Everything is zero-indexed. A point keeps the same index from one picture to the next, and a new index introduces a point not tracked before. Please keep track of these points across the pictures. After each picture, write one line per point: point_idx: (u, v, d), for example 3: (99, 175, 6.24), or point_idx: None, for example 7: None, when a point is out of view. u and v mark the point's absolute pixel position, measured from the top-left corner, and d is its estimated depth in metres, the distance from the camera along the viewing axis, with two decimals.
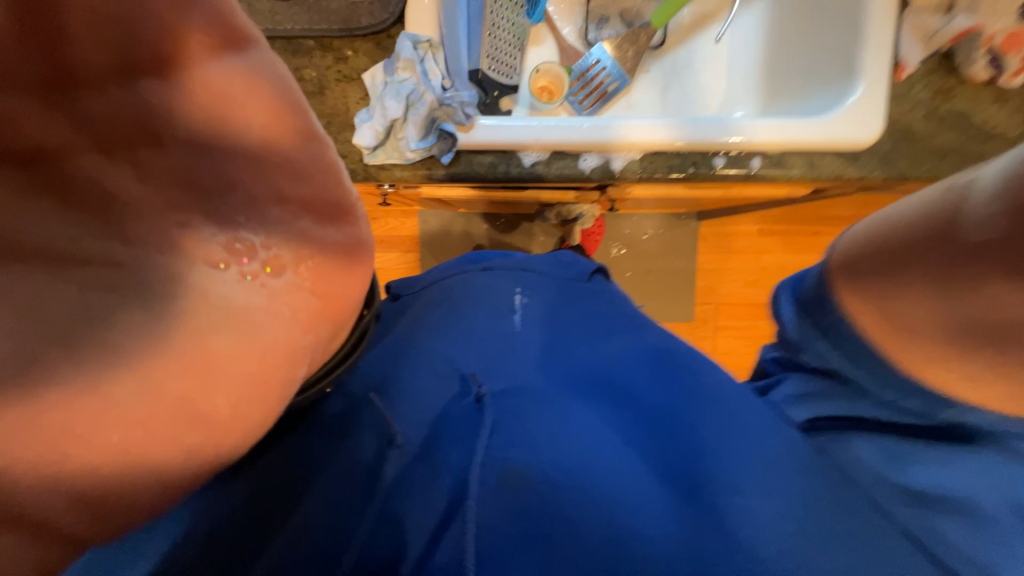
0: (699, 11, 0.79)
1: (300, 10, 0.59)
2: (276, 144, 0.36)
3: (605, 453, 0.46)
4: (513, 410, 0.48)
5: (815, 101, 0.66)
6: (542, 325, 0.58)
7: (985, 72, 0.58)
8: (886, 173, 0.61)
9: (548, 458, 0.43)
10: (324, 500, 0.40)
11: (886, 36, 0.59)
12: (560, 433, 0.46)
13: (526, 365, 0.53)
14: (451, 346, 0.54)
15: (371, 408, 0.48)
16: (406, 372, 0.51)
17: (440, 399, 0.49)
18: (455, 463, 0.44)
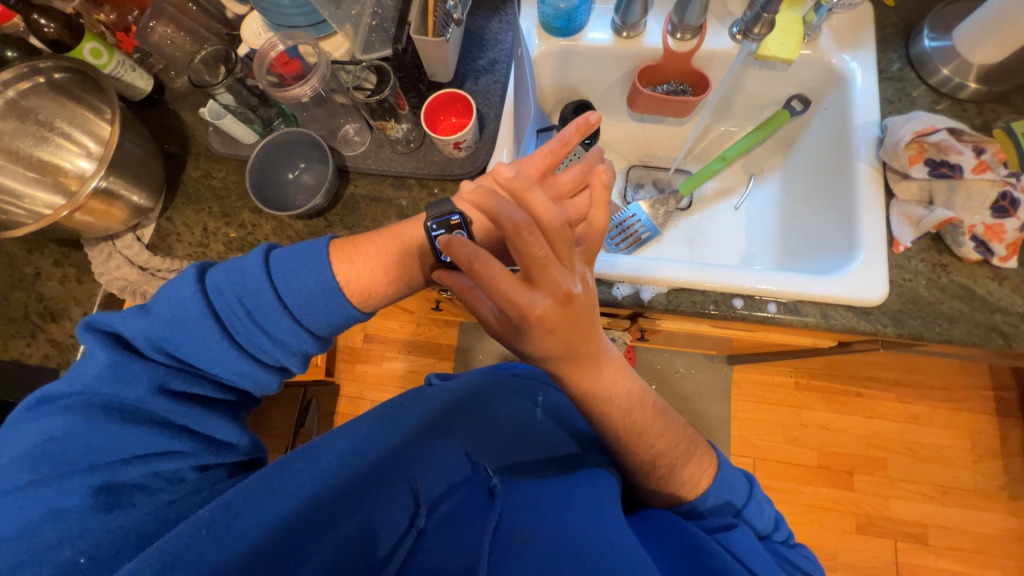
0: (719, 186, 0.97)
1: (411, 159, 0.80)
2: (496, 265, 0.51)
3: (571, 535, 0.52)
4: (516, 498, 0.56)
5: (824, 262, 0.75)
6: (549, 429, 0.66)
7: (975, 253, 0.66)
8: (898, 330, 0.67)
9: (544, 549, 0.51)
10: (353, 553, 0.48)
11: (878, 218, 0.70)
12: (550, 520, 0.54)
13: (526, 466, 0.61)
14: (472, 433, 0.61)
15: (399, 475, 0.55)
16: (428, 454, 0.57)
17: (453, 482, 0.57)
18: (464, 541, 0.52)
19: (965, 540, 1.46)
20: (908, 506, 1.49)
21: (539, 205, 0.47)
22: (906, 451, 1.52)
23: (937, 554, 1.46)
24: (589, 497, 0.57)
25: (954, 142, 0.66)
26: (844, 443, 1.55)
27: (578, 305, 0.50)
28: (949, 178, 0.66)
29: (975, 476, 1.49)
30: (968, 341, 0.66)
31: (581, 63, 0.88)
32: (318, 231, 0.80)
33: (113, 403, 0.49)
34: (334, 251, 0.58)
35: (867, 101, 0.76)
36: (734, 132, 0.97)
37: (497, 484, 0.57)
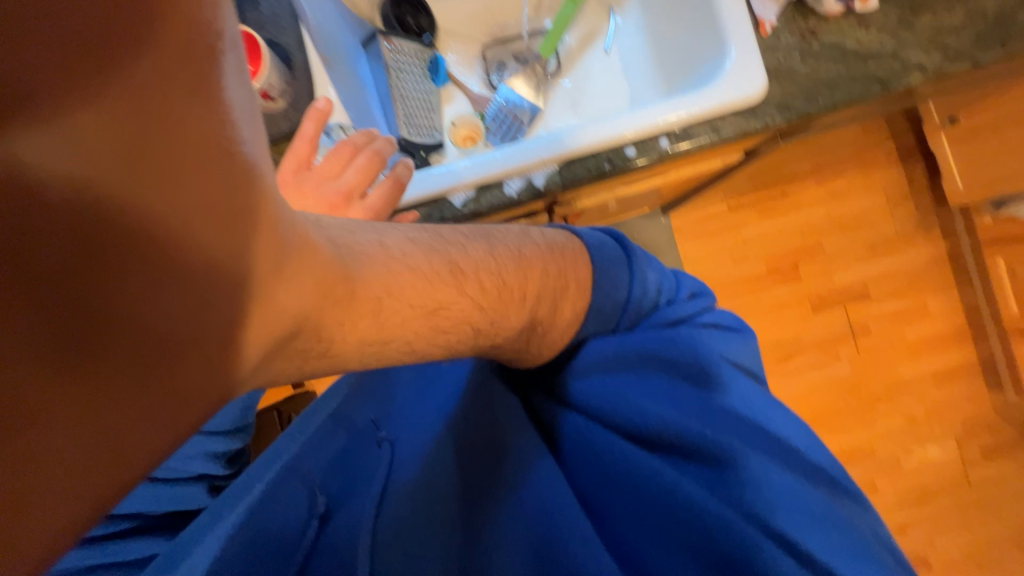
0: (582, 34, 0.87)
1: None
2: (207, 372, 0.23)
3: (450, 484, 0.49)
4: (406, 455, 0.52)
5: (702, 75, 0.70)
6: (435, 372, 0.61)
7: (837, 5, 0.63)
8: (787, 116, 0.65)
9: (423, 494, 0.48)
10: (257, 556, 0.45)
11: (738, 6, 0.65)
12: (425, 473, 0.50)
13: (417, 424, 0.56)
14: (361, 406, 0.59)
15: (287, 477, 0.51)
16: (311, 444, 0.54)
17: (341, 460, 0.54)
18: (354, 515, 0.48)
19: (898, 281, 1.65)
20: (848, 274, 1.65)
21: None
22: (835, 228, 1.64)
23: (879, 303, 1.65)
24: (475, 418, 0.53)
25: None
26: (784, 242, 1.65)
27: (282, 254, 0.23)
28: None
29: (894, 224, 1.64)
30: (852, 101, 0.64)
31: None
32: None
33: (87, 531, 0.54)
34: None
35: None
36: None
37: (383, 435, 0.55)
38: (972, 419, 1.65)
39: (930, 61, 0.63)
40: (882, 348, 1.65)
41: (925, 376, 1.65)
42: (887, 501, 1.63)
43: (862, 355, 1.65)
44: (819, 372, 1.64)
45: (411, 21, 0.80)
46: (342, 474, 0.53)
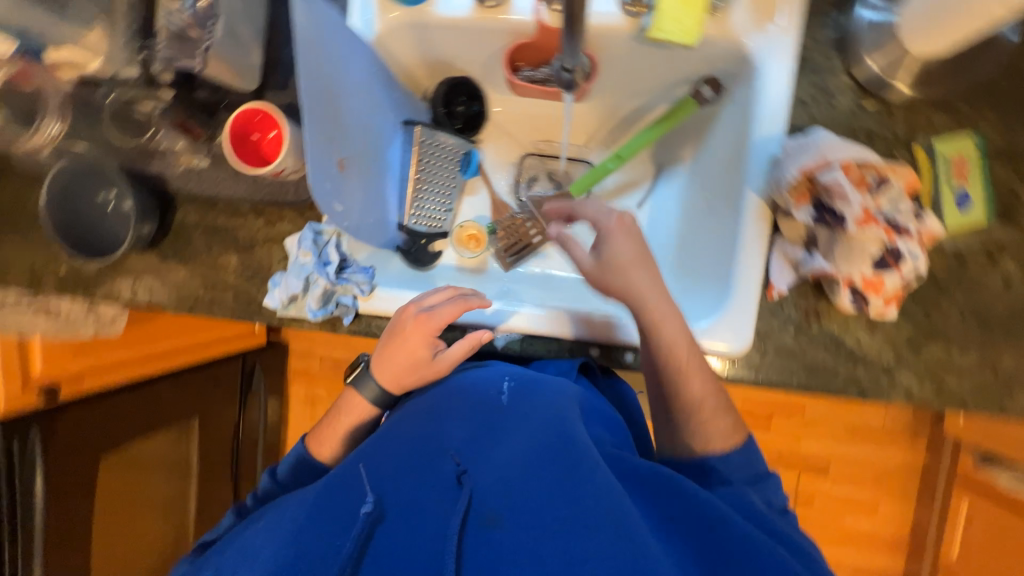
0: (623, 179, 0.85)
1: (238, 181, 0.67)
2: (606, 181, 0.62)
3: (533, 527, 0.47)
4: (492, 486, 0.50)
5: (700, 297, 0.68)
6: (525, 401, 0.58)
7: (849, 304, 0.59)
8: (754, 380, 0.64)
9: (514, 533, 0.47)
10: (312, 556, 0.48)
11: (756, 260, 0.62)
12: (512, 514, 0.48)
13: (499, 452, 0.53)
14: (445, 412, 0.58)
15: (349, 488, 0.52)
16: (388, 444, 0.55)
17: (411, 468, 0.53)
18: (426, 533, 0.48)
19: (862, 469, 1.61)
20: (819, 444, 1.62)
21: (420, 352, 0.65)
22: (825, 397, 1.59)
23: (833, 482, 1.62)
24: (557, 453, 0.50)
25: (847, 186, 0.54)
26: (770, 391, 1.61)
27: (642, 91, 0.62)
28: (830, 228, 0.56)
29: (884, 417, 1.58)
30: (825, 392, 0.63)
31: (440, 36, 0.69)
32: (151, 266, 0.73)
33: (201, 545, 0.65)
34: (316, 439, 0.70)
35: (775, 103, 0.60)
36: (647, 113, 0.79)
37: (465, 467, 0.51)
38: None
39: (919, 389, 0.61)
40: (817, 523, 1.64)
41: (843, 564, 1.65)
42: None
43: None
44: None
45: (460, 109, 0.81)
46: (408, 507, 0.50)
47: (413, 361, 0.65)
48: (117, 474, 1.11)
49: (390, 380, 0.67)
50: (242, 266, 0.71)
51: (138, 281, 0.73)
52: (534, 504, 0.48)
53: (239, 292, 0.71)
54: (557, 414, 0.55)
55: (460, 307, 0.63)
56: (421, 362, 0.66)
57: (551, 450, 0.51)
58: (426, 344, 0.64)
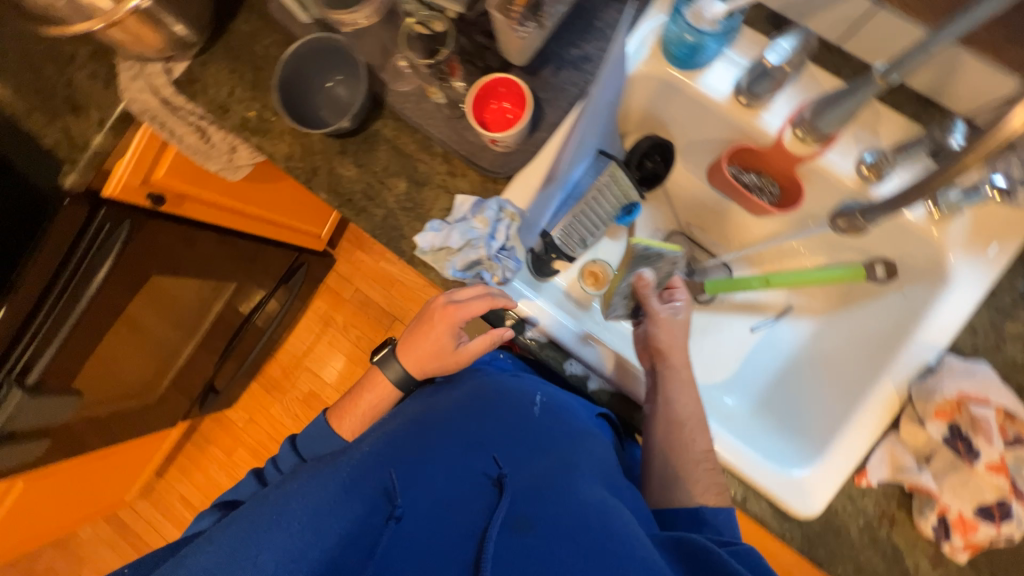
0: (751, 298, 0.87)
1: (449, 125, 0.71)
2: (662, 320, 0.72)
3: (559, 538, 0.51)
4: (525, 494, 0.56)
5: (784, 446, 0.70)
6: (551, 429, 0.67)
7: (931, 530, 0.59)
8: (804, 550, 0.63)
9: (544, 538, 0.50)
10: (329, 536, 0.49)
11: (862, 443, 0.63)
12: (538, 523, 0.52)
13: (525, 466, 0.61)
14: (481, 418, 0.66)
15: (383, 471, 0.56)
16: (426, 436, 0.62)
17: (447, 457, 0.59)
18: (456, 529, 0.51)
19: None
20: None
21: (440, 341, 0.70)
22: None
23: None
24: (577, 473, 0.60)
25: (994, 426, 0.56)
26: None
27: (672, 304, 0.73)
28: (958, 455, 0.57)
29: None
30: None
31: (679, 101, 0.74)
32: (323, 149, 0.76)
33: (226, 501, 0.70)
34: (331, 415, 0.79)
35: (945, 322, 0.62)
36: (801, 256, 0.83)
37: (502, 472, 0.57)
38: None
39: None
40: None
41: None
42: None
43: None
44: None
45: (649, 165, 0.84)
46: (438, 502, 0.54)
47: (433, 352, 0.72)
48: (140, 303, 1.09)
49: (409, 364, 0.74)
50: (406, 195, 0.74)
51: (308, 157, 0.76)
52: (558, 516, 0.53)
53: (389, 215, 0.74)
54: (580, 450, 0.65)
55: (488, 304, 0.67)
56: (440, 351, 0.71)
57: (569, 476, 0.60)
58: (449, 333, 0.69)
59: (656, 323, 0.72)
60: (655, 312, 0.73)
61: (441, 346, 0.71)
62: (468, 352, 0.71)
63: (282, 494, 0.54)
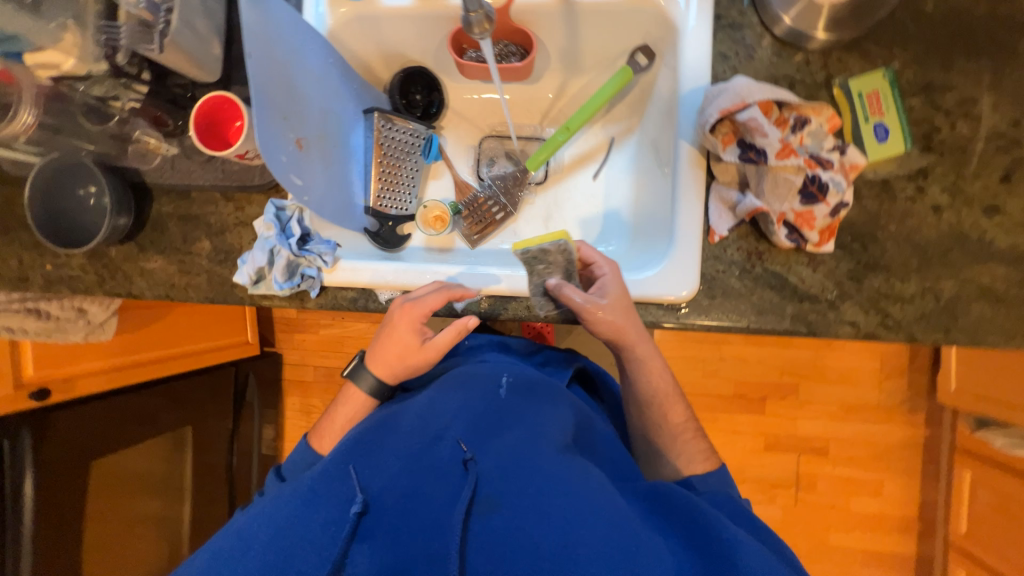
0: (578, 152, 0.89)
1: (208, 169, 0.73)
2: (620, 302, 0.63)
3: (527, 515, 0.48)
4: (498, 476, 0.52)
5: (651, 251, 0.71)
6: (518, 395, 0.63)
7: (788, 241, 0.61)
8: (705, 321, 0.65)
9: (511, 524, 0.48)
10: (305, 553, 0.49)
11: (694, 207, 0.65)
12: (509, 518, 0.48)
13: (502, 440, 0.56)
14: (446, 402, 0.61)
15: (341, 470, 0.54)
16: (390, 427, 0.58)
17: (411, 450, 0.55)
18: (431, 529, 0.49)
19: (862, 449, 1.52)
20: (815, 424, 1.53)
21: (403, 338, 0.65)
22: (816, 376, 1.52)
23: (835, 463, 1.52)
24: (544, 432, 0.56)
25: (764, 121, 0.58)
26: (766, 374, 1.53)
27: (629, 296, 0.65)
28: (755, 162, 0.59)
29: (878, 392, 1.51)
30: (773, 332, 0.64)
31: (389, 28, 0.78)
32: (129, 260, 0.77)
33: None
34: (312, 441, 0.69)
35: (697, 60, 0.66)
36: (573, 90, 0.86)
37: (471, 457, 0.53)
38: None
39: (865, 322, 0.62)
40: (823, 507, 1.53)
41: (856, 551, 1.53)
42: None
43: (797, 509, 1.54)
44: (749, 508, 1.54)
45: (417, 97, 0.87)
46: (410, 499, 0.51)
47: (400, 351, 0.66)
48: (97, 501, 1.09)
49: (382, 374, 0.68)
50: (214, 250, 0.75)
51: (117, 271, 0.77)
52: (523, 494, 0.50)
53: (212, 275, 0.75)
54: (556, 411, 0.61)
55: (444, 296, 0.65)
56: (412, 352, 0.66)
57: (542, 441, 0.55)
58: (412, 331, 0.65)
59: (592, 314, 0.62)
60: (585, 307, 0.62)
61: (412, 346, 0.66)
62: (438, 342, 0.65)
63: (272, 510, 0.53)
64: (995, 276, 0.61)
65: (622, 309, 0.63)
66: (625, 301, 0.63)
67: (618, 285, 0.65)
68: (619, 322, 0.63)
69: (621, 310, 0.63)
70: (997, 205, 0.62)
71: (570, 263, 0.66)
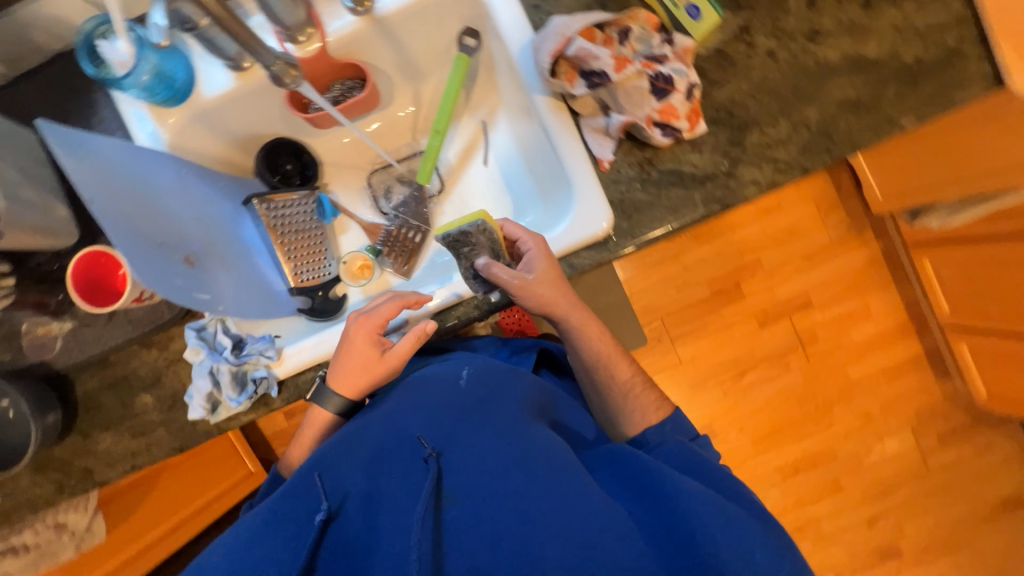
0: (461, 148, 0.90)
1: (114, 327, 0.70)
2: (541, 261, 0.65)
3: (486, 502, 0.50)
4: (462, 467, 0.53)
5: (560, 202, 0.74)
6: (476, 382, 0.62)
7: (665, 138, 0.65)
8: (634, 242, 0.67)
9: (472, 512, 0.50)
10: (273, 565, 0.50)
11: (575, 147, 0.67)
12: (472, 510, 0.50)
13: (466, 431, 0.56)
14: (408, 404, 0.60)
15: (307, 479, 0.54)
16: (353, 433, 0.58)
17: (381, 455, 0.55)
18: (400, 529, 0.50)
19: (837, 285, 1.61)
20: (789, 284, 1.61)
21: (365, 349, 0.65)
22: (769, 243, 1.60)
23: (820, 309, 1.61)
24: (504, 419, 0.57)
25: (591, 46, 0.62)
26: (728, 262, 1.60)
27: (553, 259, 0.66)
28: (602, 85, 0.62)
29: (826, 231, 1.60)
30: (694, 222, 0.67)
31: (227, 117, 0.77)
32: (78, 451, 0.72)
33: None
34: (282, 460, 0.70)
35: (512, 20, 0.69)
36: (427, 94, 0.88)
37: (434, 450, 0.54)
38: (926, 412, 1.62)
39: (762, 175, 0.66)
40: (830, 351, 1.61)
41: (876, 374, 1.62)
42: (854, 497, 1.60)
43: (812, 363, 1.61)
44: (771, 384, 1.61)
45: (289, 166, 0.86)
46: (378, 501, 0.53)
47: (365, 362, 0.65)
48: None
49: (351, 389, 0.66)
50: (158, 399, 0.72)
51: (71, 468, 0.72)
52: (484, 482, 0.52)
53: (168, 423, 0.71)
54: (515, 393, 0.62)
55: (398, 303, 0.66)
56: (381, 362, 0.65)
57: (502, 429, 0.56)
58: (373, 343, 0.65)
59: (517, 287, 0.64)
60: (509, 279, 0.63)
61: (380, 355, 0.65)
62: (402, 348, 0.65)
63: (244, 522, 0.54)
64: (845, 86, 0.67)
65: (543, 276, 0.65)
66: (548, 259, 0.65)
67: (537, 246, 0.66)
68: (543, 285, 0.64)
69: (545, 268, 0.65)
70: (816, 28, 0.67)
71: (496, 242, 0.67)
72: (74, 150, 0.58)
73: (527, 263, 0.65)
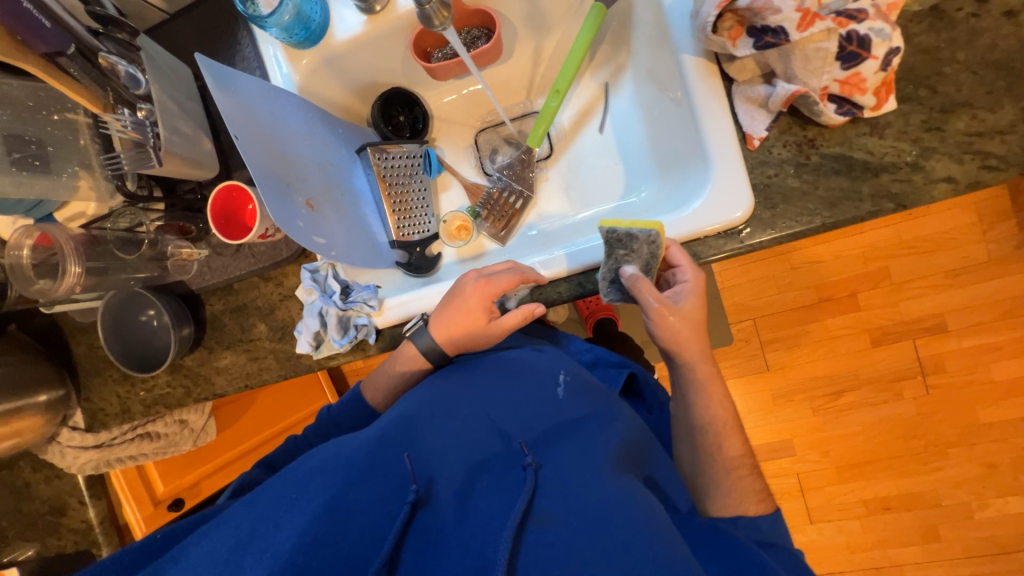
0: (576, 112, 0.84)
1: (240, 258, 0.75)
2: (689, 297, 0.59)
3: (579, 534, 0.46)
4: (558, 488, 0.50)
5: (687, 179, 0.66)
6: (574, 403, 0.60)
7: (839, 116, 0.54)
8: (774, 236, 0.58)
9: (567, 539, 0.46)
10: (353, 527, 0.48)
11: (722, 118, 0.59)
12: (562, 533, 0.47)
13: (563, 452, 0.54)
14: (506, 403, 0.59)
15: (398, 453, 0.53)
16: (448, 417, 0.57)
17: (477, 450, 0.54)
18: (484, 531, 0.48)
19: (987, 311, 1.35)
20: (922, 302, 1.37)
21: (474, 308, 0.63)
22: (906, 250, 1.36)
23: (958, 336, 1.36)
24: (603, 452, 0.54)
25: None
26: (848, 268, 1.39)
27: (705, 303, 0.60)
28: (775, 44, 0.52)
29: (985, 246, 1.33)
30: (855, 221, 0.57)
31: (353, 62, 0.77)
32: (204, 362, 0.80)
33: None
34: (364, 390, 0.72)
35: None
36: (549, 49, 0.82)
37: (532, 461, 0.52)
38: None
39: (961, 172, 0.53)
40: (958, 387, 1.38)
41: (1015, 421, 1.36)
42: (955, 552, 1.40)
43: (933, 396, 1.39)
44: (874, 411, 1.42)
45: (401, 118, 0.83)
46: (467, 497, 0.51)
47: (467, 321, 0.64)
48: None
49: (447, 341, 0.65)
50: (271, 329, 0.78)
51: (197, 376, 0.81)
52: (577, 511, 0.48)
53: (277, 352, 0.77)
54: (612, 426, 0.58)
55: (517, 275, 0.64)
56: (487, 327, 0.64)
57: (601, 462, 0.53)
58: (484, 309, 0.63)
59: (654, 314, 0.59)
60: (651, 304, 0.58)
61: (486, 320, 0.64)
62: (509, 319, 0.64)
63: (328, 470, 0.52)
64: None
65: (687, 315, 0.59)
66: (698, 297, 0.59)
67: (687, 280, 0.60)
68: (680, 324, 0.59)
69: (691, 305, 0.59)
70: None
71: (653, 257, 0.60)
72: (225, 85, 0.61)
73: (673, 294, 0.60)
